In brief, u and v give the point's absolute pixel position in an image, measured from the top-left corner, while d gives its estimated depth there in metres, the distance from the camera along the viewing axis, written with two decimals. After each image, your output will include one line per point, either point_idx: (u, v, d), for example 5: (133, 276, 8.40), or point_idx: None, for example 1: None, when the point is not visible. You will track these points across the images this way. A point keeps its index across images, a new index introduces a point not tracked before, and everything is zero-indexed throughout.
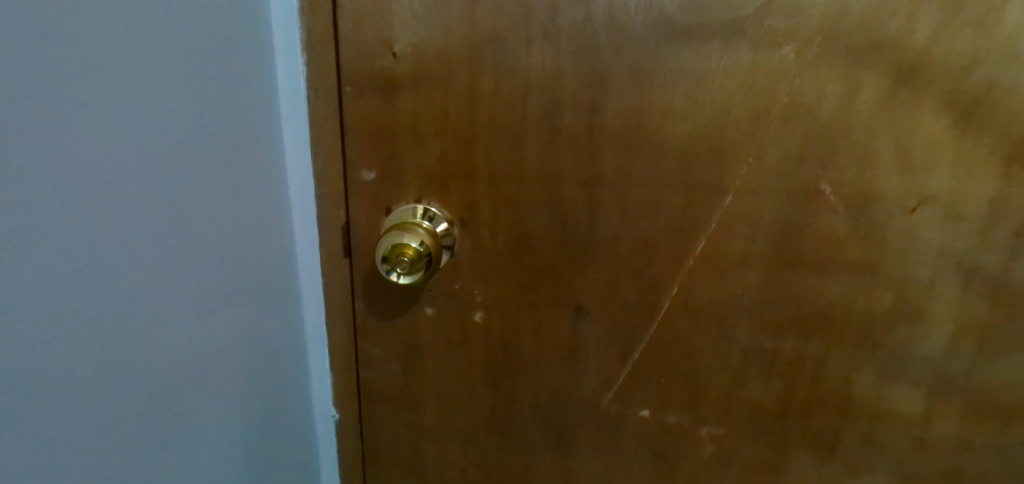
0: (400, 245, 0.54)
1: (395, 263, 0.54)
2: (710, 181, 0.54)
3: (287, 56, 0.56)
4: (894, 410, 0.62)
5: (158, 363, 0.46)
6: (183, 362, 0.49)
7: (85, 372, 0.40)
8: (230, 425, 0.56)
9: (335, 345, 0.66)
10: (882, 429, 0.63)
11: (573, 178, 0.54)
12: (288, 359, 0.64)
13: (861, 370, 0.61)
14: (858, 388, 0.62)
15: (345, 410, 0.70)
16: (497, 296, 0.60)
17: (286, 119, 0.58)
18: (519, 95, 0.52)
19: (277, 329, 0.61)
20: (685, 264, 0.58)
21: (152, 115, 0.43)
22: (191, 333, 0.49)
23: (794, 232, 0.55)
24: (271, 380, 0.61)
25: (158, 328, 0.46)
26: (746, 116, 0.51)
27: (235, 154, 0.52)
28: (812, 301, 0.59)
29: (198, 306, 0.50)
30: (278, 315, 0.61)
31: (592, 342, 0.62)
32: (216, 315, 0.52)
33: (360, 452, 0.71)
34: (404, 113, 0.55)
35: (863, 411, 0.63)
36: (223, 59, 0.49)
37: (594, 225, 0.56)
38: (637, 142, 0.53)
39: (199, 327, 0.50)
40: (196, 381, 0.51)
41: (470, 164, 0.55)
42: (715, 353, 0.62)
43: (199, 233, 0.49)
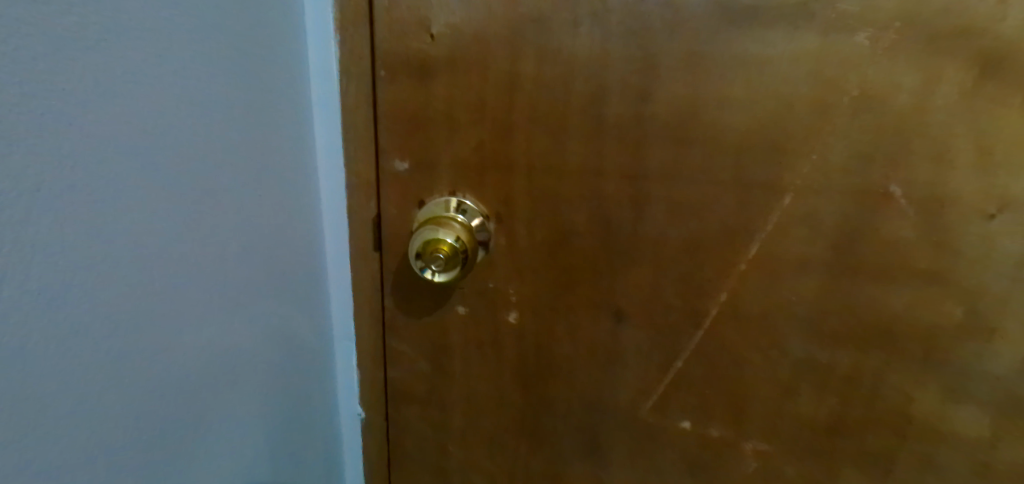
0: (434, 241, 0.52)
1: (430, 260, 0.52)
2: (767, 178, 0.50)
3: (318, 37, 0.54)
4: (957, 432, 0.57)
5: (193, 345, 0.45)
6: (212, 350, 0.47)
7: (115, 358, 0.39)
8: (257, 421, 0.54)
9: (362, 341, 0.64)
10: (943, 452, 0.58)
11: (617, 173, 0.51)
12: (314, 351, 0.62)
13: (923, 387, 0.56)
14: (921, 408, 0.57)
15: (370, 408, 0.67)
16: (533, 297, 0.57)
17: (317, 104, 0.56)
18: (562, 82, 0.49)
19: (305, 320, 0.60)
20: (736, 267, 0.54)
21: (184, 101, 0.42)
22: (221, 326, 0.48)
23: (858, 236, 0.51)
24: (298, 375, 0.60)
25: (192, 311, 0.45)
26: (811, 107, 0.47)
27: (268, 143, 0.50)
28: (875, 311, 0.54)
29: (228, 293, 0.48)
30: (306, 308, 0.60)
31: (631, 348, 0.58)
32: (246, 309, 0.51)
33: (386, 453, 0.69)
34: (439, 100, 0.52)
35: (923, 432, 0.58)
36: (257, 46, 0.48)
37: (638, 223, 0.52)
38: (689, 135, 0.49)
39: (230, 320, 0.49)
40: (224, 376, 0.49)
41: (508, 155, 0.52)
42: (763, 363, 0.58)
43: (231, 223, 0.47)
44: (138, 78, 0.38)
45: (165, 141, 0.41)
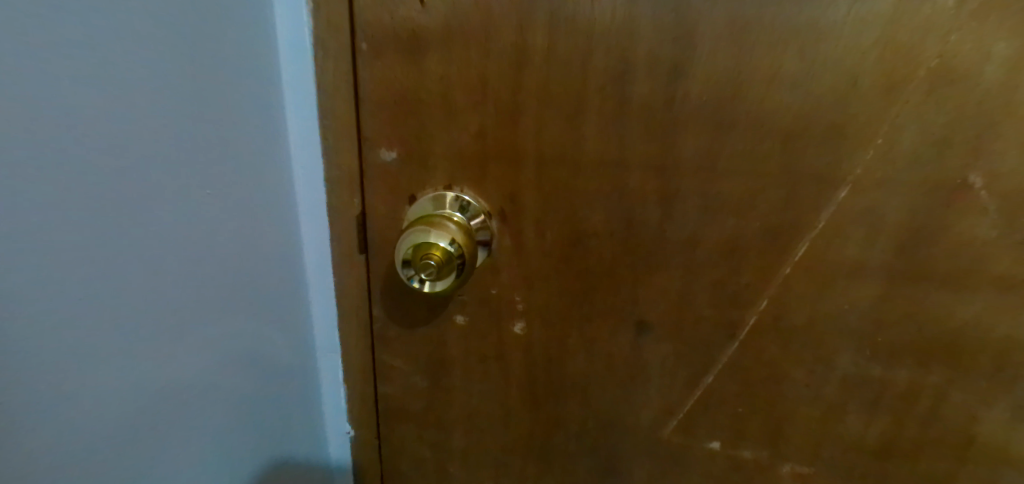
0: (425, 245, 0.44)
1: (420, 267, 0.44)
2: (822, 169, 0.42)
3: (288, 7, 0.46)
4: None
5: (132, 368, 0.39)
6: (152, 377, 0.40)
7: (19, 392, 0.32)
8: (218, 463, 0.48)
9: (350, 354, 0.57)
10: (1009, 478, 0.50)
11: (642, 164, 0.43)
12: (291, 368, 0.55)
13: (990, 405, 0.48)
14: (987, 429, 0.49)
15: (360, 426, 0.60)
16: (543, 305, 0.49)
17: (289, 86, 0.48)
18: (579, 56, 0.41)
19: (277, 334, 0.52)
20: (781, 273, 0.46)
21: (96, 101, 0.34)
22: (163, 363, 0.41)
23: (925, 236, 0.43)
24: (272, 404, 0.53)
25: (131, 329, 0.38)
26: (878, 84, 0.39)
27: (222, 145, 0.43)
28: (941, 321, 0.46)
29: (174, 310, 0.41)
30: (279, 327, 0.52)
31: (656, 364, 0.50)
32: (198, 341, 0.43)
33: (378, 477, 0.61)
34: (433, 79, 0.44)
35: (987, 455, 0.50)
36: (201, 30, 0.40)
37: (666, 222, 0.45)
38: (729, 120, 0.41)
39: (174, 356, 0.42)
40: (170, 419, 0.42)
41: (514, 144, 0.44)
42: (808, 380, 0.50)
43: (173, 245, 0.40)
44: (24, 66, 0.30)
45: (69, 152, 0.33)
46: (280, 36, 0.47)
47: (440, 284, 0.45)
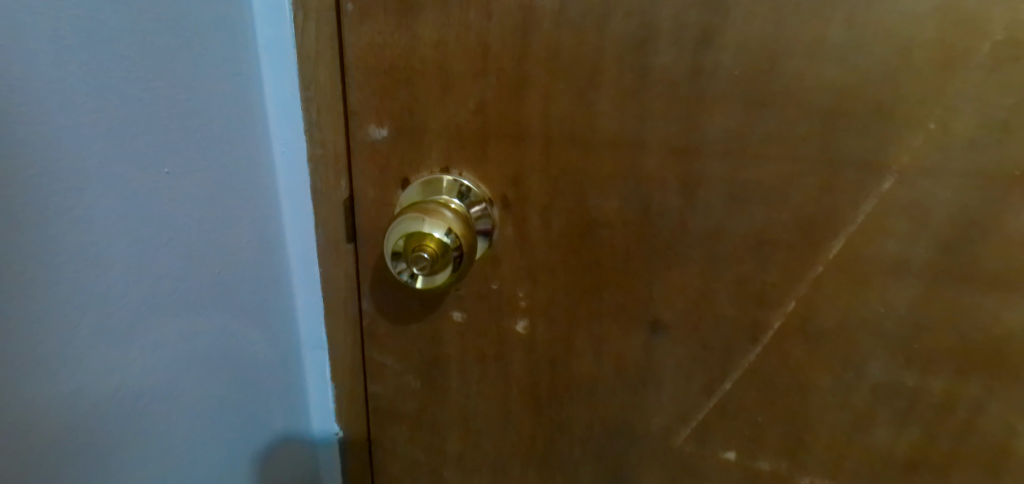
0: (418, 236, 0.39)
1: (412, 261, 0.39)
2: (863, 155, 0.37)
3: None
4: None
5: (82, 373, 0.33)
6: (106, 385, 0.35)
7: None
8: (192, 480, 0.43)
9: (337, 350, 0.52)
10: None
11: (662, 146, 0.39)
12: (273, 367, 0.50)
13: None
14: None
15: (349, 427, 0.55)
16: (548, 302, 0.44)
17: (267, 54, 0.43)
18: (593, 21, 0.36)
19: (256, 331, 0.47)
20: (812, 271, 0.41)
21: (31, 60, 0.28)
22: (134, 376, 0.37)
23: (977, 232, 0.38)
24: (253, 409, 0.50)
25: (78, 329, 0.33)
26: (933, 58, 0.35)
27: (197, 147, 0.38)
28: (987, 329, 0.41)
29: (132, 307, 0.36)
30: (262, 330, 0.48)
31: (670, 368, 0.45)
32: (170, 358, 0.39)
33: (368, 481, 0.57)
34: (428, 46, 0.39)
35: None
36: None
37: (686, 212, 0.40)
38: (763, 96, 0.37)
39: (144, 374, 0.37)
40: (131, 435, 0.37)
41: (518, 122, 0.40)
42: (836, 389, 0.45)
43: (132, 238, 0.35)
44: None
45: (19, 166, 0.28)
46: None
47: (437, 278, 0.41)
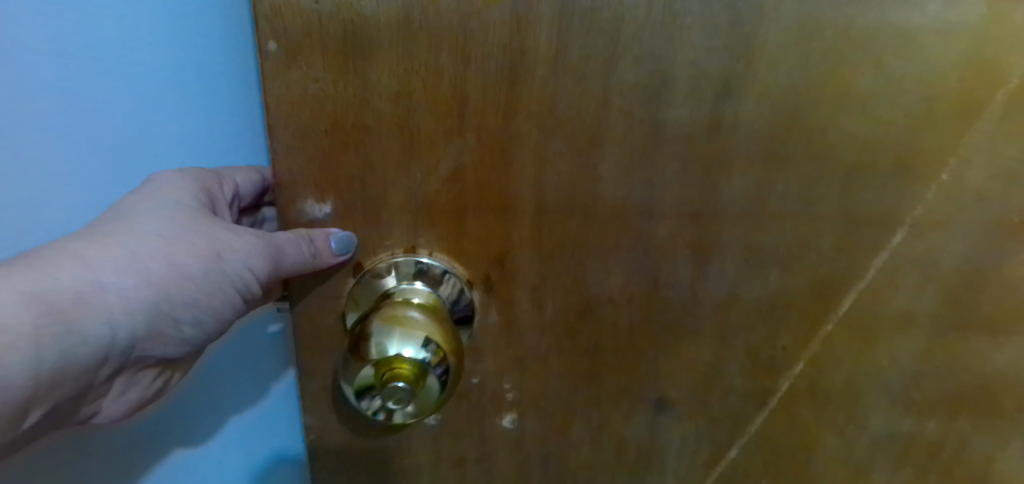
0: (386, 359, 0.29)
1: (386, 397, 0.29)
2: (880, 210, 0.34)
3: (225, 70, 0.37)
4: None
5: (187, 431, 0.46)
6: (180, 414, 0.45)
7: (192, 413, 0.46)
8: None
9: (261, 462, 0.49)
10: None
11: (676, 209, 0.33)
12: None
13: (1005, 446, 0.43)
14: (1004, 473, 0.44)
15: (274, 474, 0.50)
16: (539, 392, 0.37)
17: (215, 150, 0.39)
18: (598, 66, 0.30)
19: (248, 441, 0.48)
20: (824, 330, 0.38)
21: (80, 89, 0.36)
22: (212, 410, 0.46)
23: (975, 280, 0.37)
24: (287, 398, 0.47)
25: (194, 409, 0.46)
26: (955, 107, 0.32)
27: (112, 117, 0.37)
28: (974, 368, 0.40)
29: (208, 396, 0.46)
30: (259, 433, 0.48)
31: (675, 444, 0.40)
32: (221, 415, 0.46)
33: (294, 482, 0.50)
34: (386, 97, 0.30)
35: None
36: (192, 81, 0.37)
37: (698, 280, 0.35)
38: (784, 152, 0.32)
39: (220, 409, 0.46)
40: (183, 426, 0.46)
41: (505, 189, 0.32)
42: (839, 443, 0.42)
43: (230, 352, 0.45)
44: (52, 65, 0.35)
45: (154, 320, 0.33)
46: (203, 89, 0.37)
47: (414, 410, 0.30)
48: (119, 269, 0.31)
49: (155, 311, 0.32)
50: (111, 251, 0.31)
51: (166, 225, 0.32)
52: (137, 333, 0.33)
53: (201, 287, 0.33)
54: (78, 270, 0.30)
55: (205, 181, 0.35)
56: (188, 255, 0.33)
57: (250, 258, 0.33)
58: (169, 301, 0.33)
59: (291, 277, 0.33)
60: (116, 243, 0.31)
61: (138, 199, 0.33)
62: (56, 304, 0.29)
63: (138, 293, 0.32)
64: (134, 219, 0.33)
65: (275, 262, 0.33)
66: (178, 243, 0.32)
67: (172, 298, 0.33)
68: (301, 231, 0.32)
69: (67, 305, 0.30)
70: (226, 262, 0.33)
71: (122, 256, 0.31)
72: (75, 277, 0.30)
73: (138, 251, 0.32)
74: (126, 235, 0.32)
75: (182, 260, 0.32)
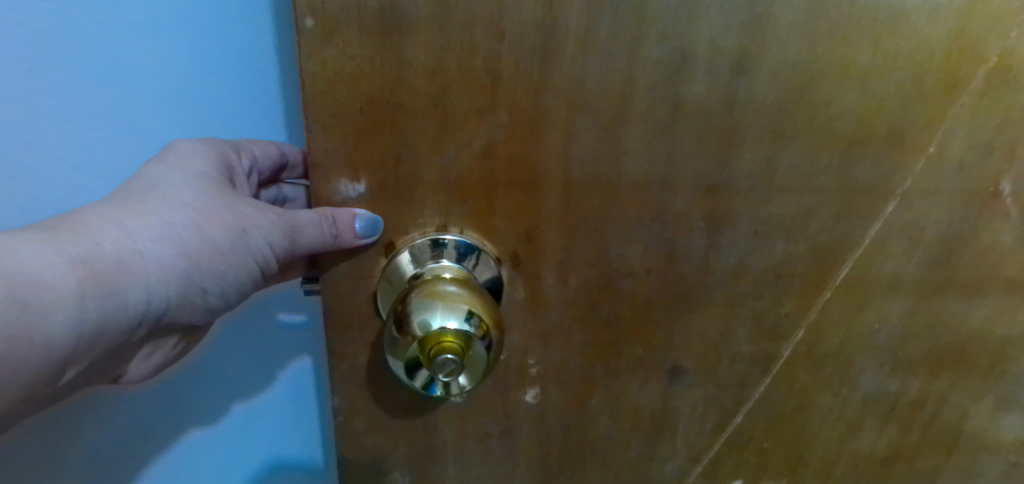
0: (430, 335, 0.30)
1: (436, 370, 0.30)
2: (875, 181, 0.37)
3: (252, 41, 0.42)
4: (1008, 445, 0.48)
5: (203, 403, 0.51)
6: (199, 387, 0.50)
7: (210, 387, 0.50)
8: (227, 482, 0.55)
9: (268, 433, 0.54)
10: (989, 472, 0.49)
11: (692, 183, 0.35)
12: (246, 461, 0.54)
13: (979, 401, 0.46)
14: (978, 426, 0.47)
15: (278, 445, 0.55)
16: (561, 365, 0.38)
17: (243, 111, 0.44)
18: (624, 44, 0.31)
19: (258, 413, 0.53)
20: (822, 297, 0.40)
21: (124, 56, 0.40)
22: (228, 384, 0.51)
23: (956, 245, 0.40)
24: (304, 382, 0.52)
25: (211, 383, 0.50)
26: (941, 83, 0.35)
27: (136, 85, 0.41)
28: (953, 329, 0.43)
29: (225, 370, 0.50)
30: (269, 406, 0.53)
31: (687, 411, 0.42)
32: (235, 388, 0.51)
33: (297, 454, 0.55)
34: (420, 75, 0.30)
35: (971, 452, 0.48)
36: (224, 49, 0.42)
37: (711, 251, 0.37)
38: (791, 127, 0.34)
39: (235, 382, 0.51)
40: (199, 399, 0.50)
41: (534, 166, 0.33)
42: (833, 404, 0.44)
43: (250, 330, 0.50)
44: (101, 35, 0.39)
45: (185, 288, 0.35)
46: (233, 56, 0.42)
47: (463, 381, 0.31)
48: (153, 237, 0.33)
49: (185, 281, 0.34)
50: (147, 220, 0.33)
51: (196, 198, 0.34)
52: (167, 299, 0.35)
53: (230, 260, 0.35)
54: (117, 236, 0.32)
55: (226, 155, 0.37)
56: (217, 228, 0.34)
57: (272, 235, 0.35)
58: (200, 271, 0.35)
59: (322, 253, 0.34)
60: (150, 212, 0.33)
61: (166, 169, 0.35)
62: (99, 268, 0.31)
63: (171, 260, 0.33)
64: (166, 189, 0.34)
65: (296, 240, 0.35)
66: (208, 216, 0.34)
67: (202, 268, 0.35)
68: (327, 210, 0.33)
69: (107, 269, 0.32)
70: (252, 236, 0.35)
71: (155, 225, 0.33)
72: (114, 243, 0.32)
73: (171, 222, 0.33)
74: (159, 205, 0.33)
75: (211, 234, 0.34)
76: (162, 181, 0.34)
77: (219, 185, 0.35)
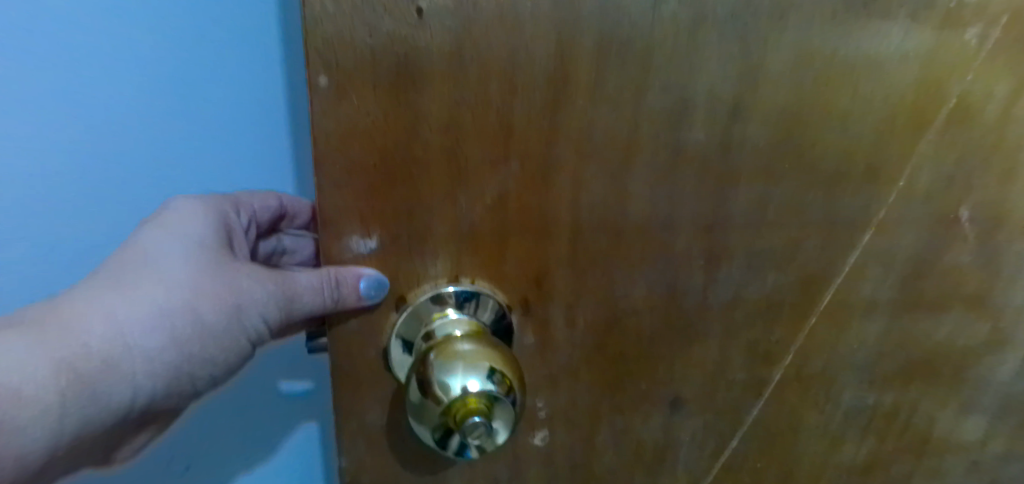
0: (453, 401, 0.30)
1: (466, 434, 0.30)
2: (854, 214, 0.39)
3: (261, 75, 0.44)
4: (969, 445, 0.51)
5: (210, 460, 0.52)
6: (206, 443, 0.51)
7: (218, 444, 0.51)
8: None
9: None
10: (953, 472, 0.53)
11: (693, 223, 0.36)
12: None
13: (944, 407, 0.50)
14: (944, 431, 0.51)
15: None
16: (569, 405, 0.39)
17: (250, 143, 0.46)
18: (631, 95, 0.32)
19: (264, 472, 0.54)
20: (808, 323, 0.42)
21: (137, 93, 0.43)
22: (235, 442, 0.52)
23: (923, 268, 0.43)
24: (308, 451, 0.53)
25: (219, 439, 0.51)
26: (910, 122, 0.38)
27: (145, 120, 0.43)
28: (922, 344, 0.46)
29: (233, 428, 0.51)
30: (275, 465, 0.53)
31: (687, 440, 0.43)
32: (242, 446, 0.52)
33: None
34: (434, 129, 0.30)
35: (938, 454, 0.51)
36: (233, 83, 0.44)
37: (710, 286, 0.38)
38: (781, 167, 0.36)
39: (243, 442, 0.52)
40: (206, 455, 0.51)
41: (545, 214, 0.33)
42: (819, 421, 0.47)
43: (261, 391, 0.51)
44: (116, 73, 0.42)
45: (174, 377, 0.35)
46: (243, 91, 0.44)
47: (495, 439, 0.31)
48: (143, 326, 0.33)
49: (174, 370, 0.34)
50: (138, 308, 0.33)
51: (188, 278, 0.34)
52: (154, 390, 0.34)
53: (222, 340, 0.35)
54: (105, 330, 0.32)
55: (226, 213, 0.39)
56: (209, 309, 0.34)
57: (268, 309, 0.35)
58: (189, 357, 0.34)
59: (328, 314, 0.33)
60: (140, 301, 0.33)
61: (163, 242, 0.35)
62: (85, 369, 0.31)
63: (160, 350, 0.33)
64: (159, 269, 0.34)
65: (296, 309, 0.35)
66: (201, 298, 0.34)
67: (193, 353, 0.35)
68: (330, 271, 0.32)
69: (93, 368, 0.32)
70: (246, 313, 0.35)
71: (145, 313, 0.33)
72: (101, 339, 0.32)
73: (161, 309, 0.33)
74: (151, 290, 0.33)
75: (202, 317, 0.34)
76: (155, 262, 0.34)
77: (212, 262, 0.35)
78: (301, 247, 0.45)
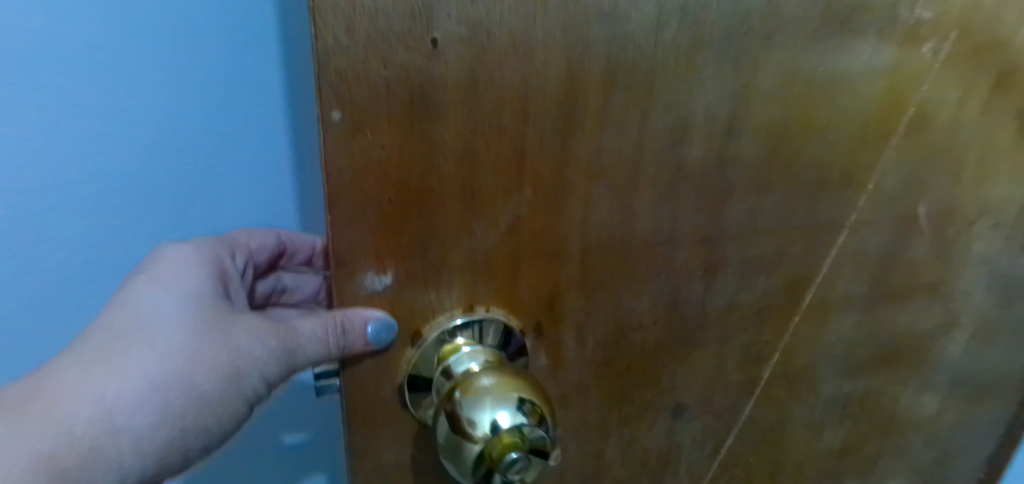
0: (487, 438, 0.29)
1: (506, 472, 0.29)
2: (831, 218, 0.42)
3: (259, 100, 0.44)
4: (929, 420, 0.56)
5: None
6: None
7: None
8: None
9: None
10: (917, 446, 0.57)
11: (693, 237, 0.37)
12: None
13: (908, 388, 0.53)
14: (908, 409, 0.54)
15: None
16: (580, 422, 0.39)
17: (248, 166, 0.45)
18: (636, 117, 0.33)
19: None
20: (793, 322, 0.44)
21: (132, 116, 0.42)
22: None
23: (889, 263, 0.46)
24: None
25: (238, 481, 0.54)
26: (878, 130, 0.40)
27: (140, 143, 0.43)
28: (889, 332, 0.49)
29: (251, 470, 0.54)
30: None
31: (688, 443, 0.44)
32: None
33: None
34: (449, 160, 0.30)
35: (903, 431, 0.55)
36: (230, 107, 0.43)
37: (707, 295, 0.40)
38: (769, 178, 0.38)
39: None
40: None
41: (557, 237, 0.33)
42: (802, 412, 0.49)
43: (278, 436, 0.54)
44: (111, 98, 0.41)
45: (164, 456, 0.32)
46: (239, 115, 0.44)
47: (534, 473, 0.30)
48: (134, 402, 0.31)
49: (167, 447, 0.32)
50: (126, 383, 0.31)
51: (183, 339, 0.32)
52: (145, 471, 0.32)
53: (218, 407, 0.33)
54: (89, 413, 0.30)
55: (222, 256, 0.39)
56: (206, 374, 0.32)
57: (268, 370, 0.34)
58: (184, 430, 0.32)
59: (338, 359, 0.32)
60: (131, 372, 0.31)
61: (155, 300, 0.33)
62: (66, 460, 0.29)
63: (152, 427, 0.31)
64: (152, 332, 0.32)
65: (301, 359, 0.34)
66: (196, 363, 0.32)
67: (188, 425, 0.32)
68: (336, 315, 0.31)
69: (77, 457, 0.29)
70: (245, 375, 0.33)
71: (135, 387, 0.31)
72: (85, 424, 0.30)
73: (151, 382, 0.31)
74: (141, 360, 0.31)
75: (198, 384, 0.32)
76: (146, 327, 0.32)
77: (205, 322, 0.33)
78: (302, 284, 0.47)
